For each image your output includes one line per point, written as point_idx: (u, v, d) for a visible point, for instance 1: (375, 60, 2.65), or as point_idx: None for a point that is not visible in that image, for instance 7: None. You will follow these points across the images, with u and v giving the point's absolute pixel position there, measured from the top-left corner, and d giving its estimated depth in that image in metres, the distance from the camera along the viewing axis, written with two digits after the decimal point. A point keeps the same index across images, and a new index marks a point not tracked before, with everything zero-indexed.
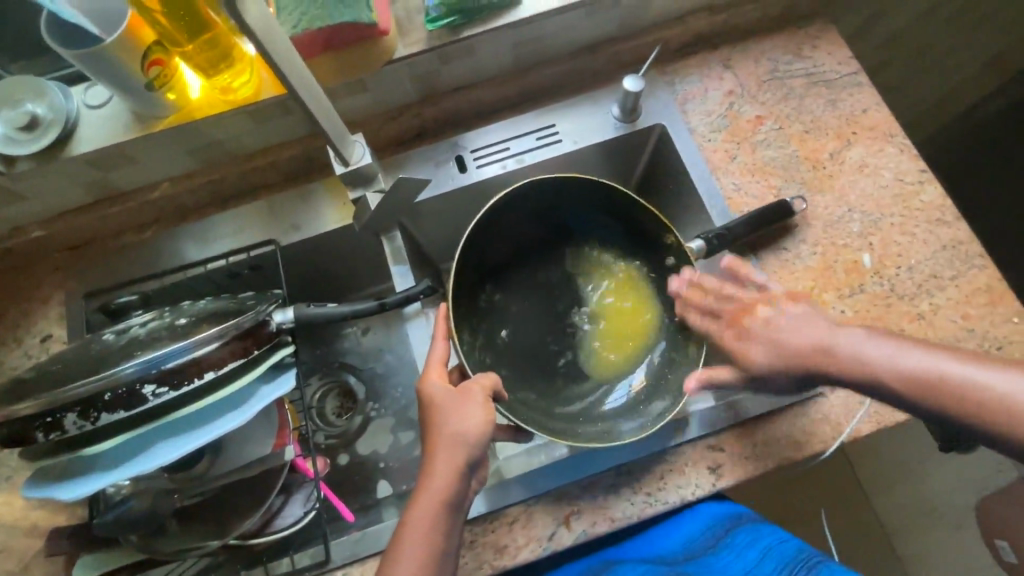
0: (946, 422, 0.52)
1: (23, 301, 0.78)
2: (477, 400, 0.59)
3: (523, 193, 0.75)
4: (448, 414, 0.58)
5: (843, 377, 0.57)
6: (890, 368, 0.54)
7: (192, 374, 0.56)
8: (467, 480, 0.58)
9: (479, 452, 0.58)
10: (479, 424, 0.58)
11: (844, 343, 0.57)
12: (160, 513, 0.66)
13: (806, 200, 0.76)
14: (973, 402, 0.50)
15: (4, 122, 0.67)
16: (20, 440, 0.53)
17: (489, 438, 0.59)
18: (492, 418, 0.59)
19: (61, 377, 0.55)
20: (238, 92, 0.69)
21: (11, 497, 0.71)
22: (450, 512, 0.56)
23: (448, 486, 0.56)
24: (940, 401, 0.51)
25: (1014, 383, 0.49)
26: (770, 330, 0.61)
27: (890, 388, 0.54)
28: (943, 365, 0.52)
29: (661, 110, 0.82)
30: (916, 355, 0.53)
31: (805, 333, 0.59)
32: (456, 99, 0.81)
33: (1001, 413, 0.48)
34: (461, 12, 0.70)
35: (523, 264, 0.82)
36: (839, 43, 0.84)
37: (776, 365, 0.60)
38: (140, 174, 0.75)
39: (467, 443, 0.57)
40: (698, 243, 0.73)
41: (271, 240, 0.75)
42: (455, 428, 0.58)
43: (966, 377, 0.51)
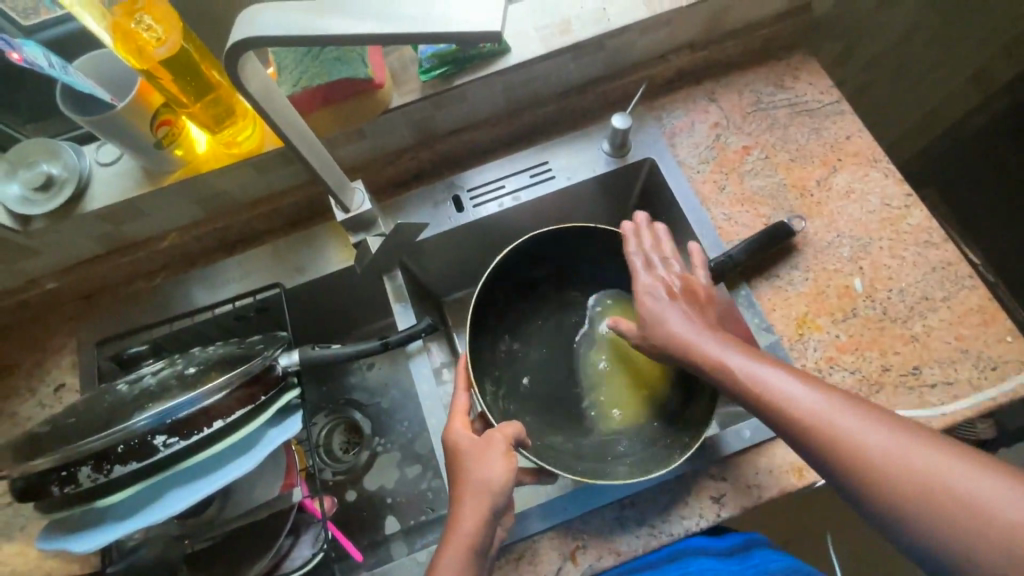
0: (784, 436, 0.53)
1: (37, 351, 0.80)
2: (500, 450, 0.61)
3: (527, 248, 0.79)
4: (472, 463, 0.60)
5: (705, 370, 0.59)
6: (747, 375, 0.55)
7: (201, 424, 0.57)
8: (492, 526, 0.59)
9: (503, 500, 0.59)
10: (503, 473, 0.59)
11: (715, 343, 0.59)
12: (171, 560, 0.68)
13: (803, 218, 0.79)
14: (812, 423, 0.50)
15: (20, 183, 0.70)
16: (38, 494, 0.55)
17: (512, 487, 0.60)
18: (515, 468, 0.60)
19: (76, 431, 0.57)
20: (241, 146, 0.72)
21: (24, 547, 0.72)
22: (476, 559, 0.57)
23: (474, 531, 0.57)
24: (785, 413, 0.52)
25: (837, 408, 0.50)
26: (660, 307, 0.64)
27: (732, 383, 0.56)
28: (802, 389, 0.52)
29: (649, 143, 0.85)
30: (769, 368, 0.55)
31: (685, 325, 0.62)
32: (452, 141, 0.84)
33: (834, 442, 0.49)
34: (453, 62, 0.74)
35: (538, 310, 0.85)
36: (820, 73, 0.87)
37: (655, 341, 0.63)
38: (151, 226, 0.78)
39: (492, 492, 0.58)
40: None
41: (276, 283, 0.78)
42: (478, 477, 0.59)
43: (809, 399, 0.51)
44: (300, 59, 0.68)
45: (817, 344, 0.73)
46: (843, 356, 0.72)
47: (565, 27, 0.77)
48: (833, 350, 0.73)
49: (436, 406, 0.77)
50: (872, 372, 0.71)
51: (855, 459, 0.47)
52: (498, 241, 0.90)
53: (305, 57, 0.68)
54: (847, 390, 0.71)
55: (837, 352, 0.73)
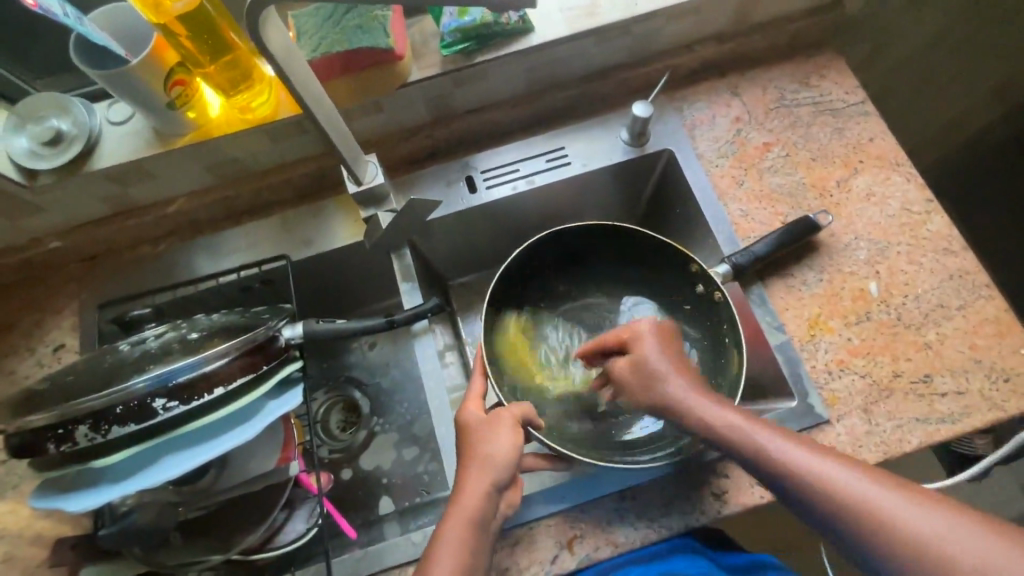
0: (790, 501, 0.52)
1: (37, 310, 0.79)
2: (508, 426, 0.61)
3: (547, 242, 0.79)
4: (482, 439, 0.60)
5: (706, 430, 0.57)
6: (752, 438, 0.54)
7: (202, 390, 0.57)
8: (495, 501, 0.59)
9: (507, 474, 0.59)
10: (509, 447, 0.60)
11: (709, 404, 0.58)
12: (163, 527, 0.65)
13: (830, 213, 0.76)
14: (820, 485, 0.49)
15: (28, 137, 0.69)
16: (32, 450, 0.54)
17: (518, 463, 0.60)
18: (521, 443, 0.60)
19: (75, 390, 0.56)
20: (255, 112, 0.71)
21: (17, 505, 0.71)
22: (479, 534, 0.56)
23: (477, 505, 0.57)
24: (787, 478, 0.51)
25: (841, 474, 0.49)
26: (658, 371, 0.61)
27: (729, 447, 0.55)
28: (803, 454, 0.51)
29: (668, 134, 0.84)
30: (765, 433, 0.54)
31: (678, 379, 0.60)
32: (469, 121, 0.83)
33: (844, 507, 0.48)
34: (475, 38, 0.72)
35: (555, 307, 0.85)
36: (846, 73, 0.86)
37: (655, 394, 0.60)
38: (159, 189, 0.77)
39: (497, 464, 0.58)
40: (724, 266, 0.74)
41: (282, 256, 0.77)
42: (483, 450, 0.59)
43: (816, 465, 0.50)
44: (321, 24, 0.66)
45: (829, 346, 0.72)
46: (854, 359, 0.71)
47: (592, 9, 0.76)
48: (844, 353, 0.72)
49: (439, 388, 0.76)
50: (883, 377, 0.70)
51: (867, 526, 0.46)
52: (509, 226, 0.88)
53: (326, 21, 0.66)
54: (856, 394, 0.70)
55: (848, 355, 0.72)
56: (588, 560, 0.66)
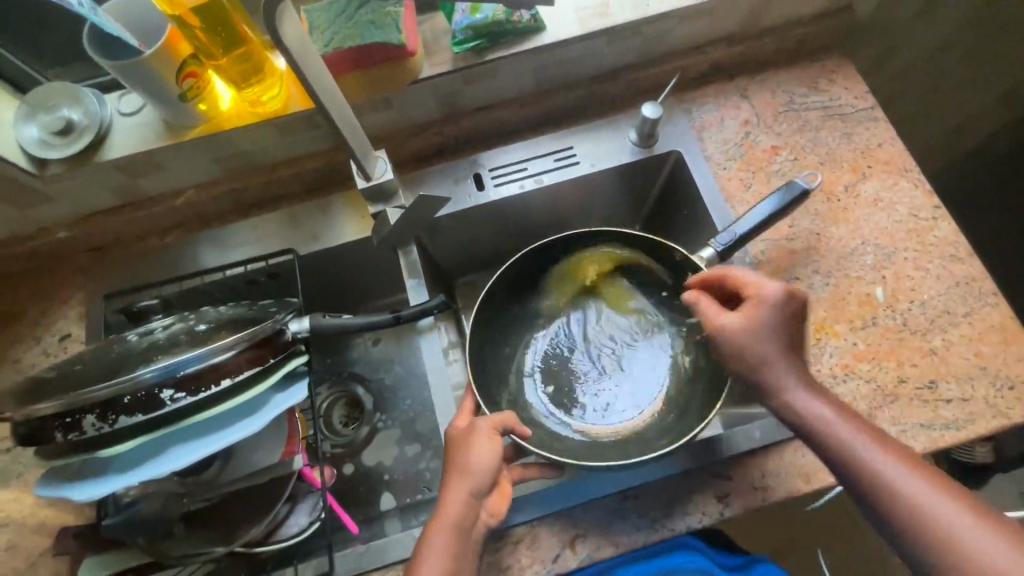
0: (856, 495, 0.54)
1: (44, 300, 0.79)
2: (486, 434, 0.61)
3: (540, 250, 0.78)
4: (460, 447, 0.61)
5: (788, 414, 0.58)
6: (832, 431, 0.55)
7: (210, 381, 0.57)
8: (478, 506, 0.59)
9: (486, 481, 0.59)
10: (486, 455, 0.60)
11: (804, 391, 0.57)
12: (168, 517, 0.65)
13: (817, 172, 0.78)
14: (891, 489, 0.51)
15: (39, 127, 0.69)
16: (38, 439, 0.54)
17: (498, 470, 0.61)
18: (499, 450, 0.60)
19: (83, 379, 0.56)
20: (266, 106, 0.71)
21: (21, 493, 0.71)
22: (463, 540, 0.57)
23: (457, 512, 0.58)
24: (860, 475, 0.53)
25: (915, 482, 0.51)
26: (770, 344, 0.59)
27: (810, 435, 0.56)
28: (883, 456, 0.53)
29: (677, 136, 0.84)
30: (849, 429, 0.55)
31: (783, 351, 0.59)
32: (478, 119, 0.83)
33: (905, 512, 0.50)
34: (487, 35, 0.73)
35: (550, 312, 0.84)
36: (855, 78, 0.86)
37: (765, 359, 0.58)
38: (167, 181, 0.77)
39: (475, 473, 0.59)
40: (708, 250, 0.73)
41: (289, 250, 0.77)
42: (461, 459, 0.60)
43: (888, 469, 0.52)
44: (333, 19, 0.66)
45: (834, 350, 0.72)
46: (859, 364, 0.71)
47: (604, 9, 0.76)
48: (850, 358, 0.72)
49: (444, 384, 0.76)
50: (888, 382, 0.70)
51: (922, 533, 0.49)
52: (515, 225, 0.88)
53: (338, 16, 0.66)
54: (860, 399, 0.70)
55: (853, 360, 0.72)
56: (590, 560, 0.66)
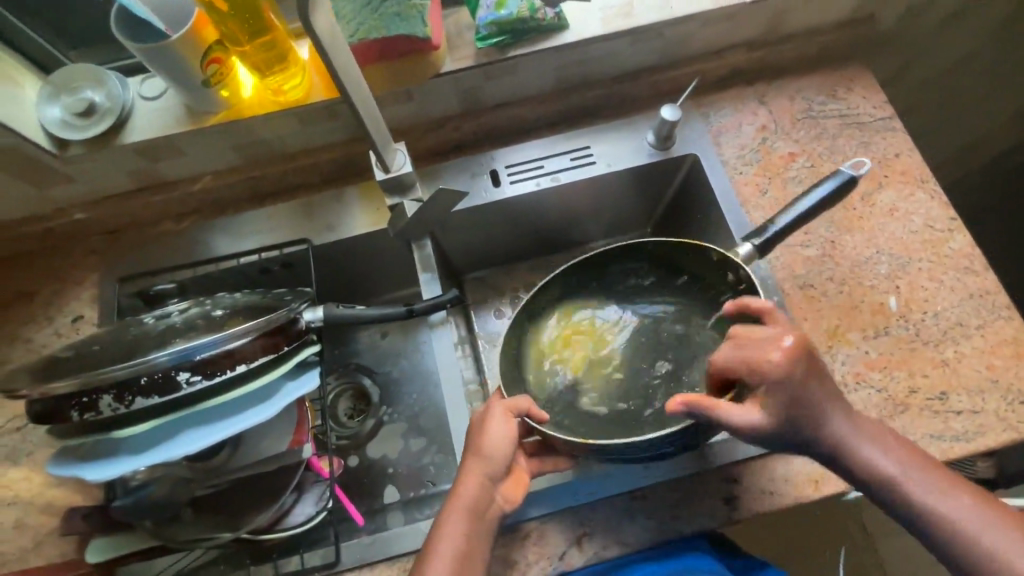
0: (903, 521, 0.56)
1: (57, 280, 0.79)
2: (502, 419, 0.62)
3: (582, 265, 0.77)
4: (476, 430, 0.62)
5: (855, 473, 0.56)
6: (899, 484, 0.55)
7: (225, 366, 0.57)
8: (493, 489, 0.60)
9: (501, 464, 0.60)
10: (501, 438, 0.61)
11: (848, 431, 0.56)
12: (177, 502, 0.66)
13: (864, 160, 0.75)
14: (939, 517, 0.53)
15: (61, 107, 0.69)
16: (54, 417, 0.54)
17: (514, 453, 0.62)
18: (515, 434, 0.61)
19: (99, 359, 0.56)
20: (287, 94, 0.71)
21: (29, 472, 0.71)
22: (476, 521, 0.58)
23: (472, 493, 0.59)
24: (911, 507, 0.54)
25: (957, 507, 0.53)
26: (805, 405, 0.54)
27: (856, 475, 0.56)
28: (928, 485, 0.54)
29: (694, 139, 0.84)
30: (892, 462, 0.55)
31: (818, 405, 0.55)
32: (496, 116, 0.83)
33: (977, 552, 0.52)
34: (511, 32, 0.73)
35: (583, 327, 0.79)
36: (874, 88, 0.86)
37: (795, 430, 0.54)
38: (185, 166, 0.77)
39: (490, 455, 0.60)
40: (745, 247, 0.69)
41: (303, 240, 0.78)
42: (477, 441, 0.61)
43: (935, 497, 0.54)
44: (359, 9, 0.66)
45: (846, 358, 0.72)
46: (871, 372, 0.71)
47: (627, 10, 0.76)
48: (861, 366, 0.72)
49: (454, 379, 0.76)
50: (899, 392, 0.70)
51: (983, 562, 0.52)
52: (529, 223, 0.88)
53: (364, 7, 0.66)
54: (871, 407, 0.70)
55: (864, 368, 0.71)
56: (596, 558, 0.66)
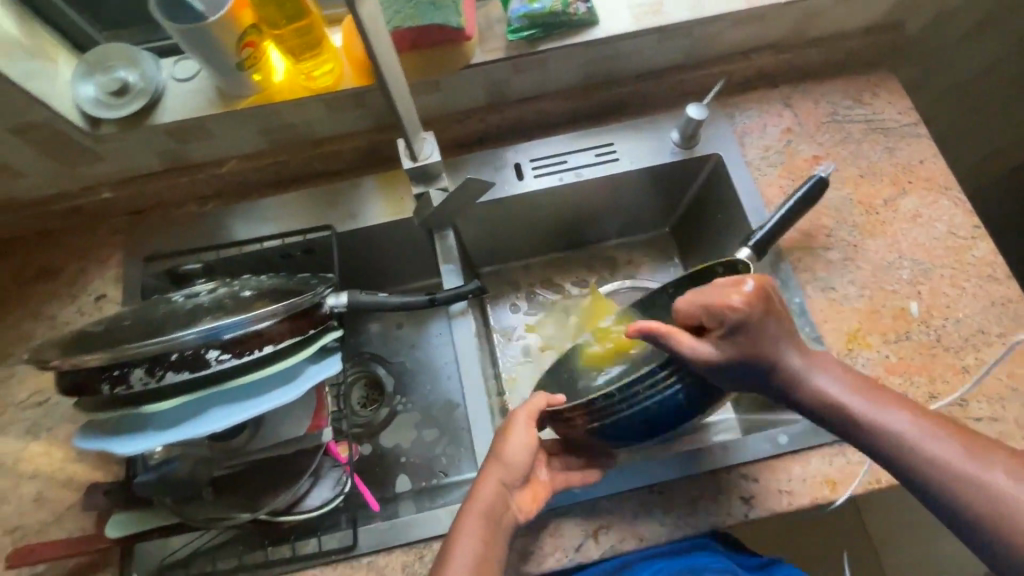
0: (868, 452, 0.55)
1: (82, 259, 0.80)
2: (525, 424, 0.62)
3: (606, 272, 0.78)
4: (499, 436, 0.62)
5: (802, 402, 0.57)
6: (842, 403, 0.55)
7: (253, 346, 0.58)
8: (508, 496, 0.61)
9: (520, 470, 0.61)
10: (521, 445, 0.61)
11: (799, 360, 0.57)
12: (198, 482, 0.67)
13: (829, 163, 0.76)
14: (898, 439, 0.53)
15: (96, 86, 0.70)
16: (85, 390, 0.55)
17: (533, 461, 0.62)
18: (535, 442, 0.62)
19: (131, 334, 0.57)
20: (318, 80, 0.71)
21: (50, 447, 0.72)
22: (493, 525, 0.59)
23: (490, 498, 0.59)
24: (868, 433, 0.54)
25: (914, 427, 0.53)
26: (756, 333, 0.56)
27: (811, 405, 0.57)
28: (884, 409, 0.54)
29: (719, 139, 0.84)
30: (843, 388, 0.56)
31: (772, 334, 0.56)
32: (522, 109, 0.83)
33: (927, 465, 0.51)
34: (543, 25, 0.73)
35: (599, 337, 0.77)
36: (900, 94, 0.86)
37: (747, 359, 0.56)
38: (213, 149, 0.78)
39: (509, 461, 0.61)
40: (744, 252, 0.72)
41: (327, 227, 0.78)
42: (498, 447, 0.62)
43: (892, 419, 0.54)
44: None
45: (866, 361, 0.72)
46: (891, 376, 0.71)
47: (658, 7, 0.76)
48: (881, 370, 0.72)
49: (473, 369, 0.76)
50: (919, 397, 0.70)
51: (950, 481, 0.50)
52: (549, 218, 0.89)
53: None
54: None
55: (884, 372, 0.71)
56: (612, 550, 0.66)
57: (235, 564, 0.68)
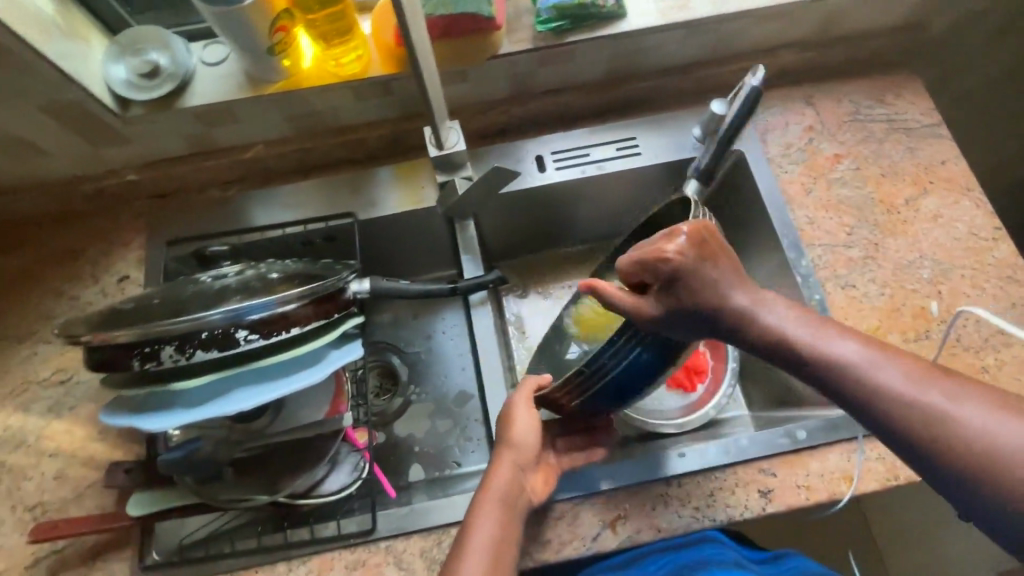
0: (823, 392, 0.51)
1: (106, 241, 0.80)
2: (524, 406, 0.66)
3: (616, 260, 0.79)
4: (503, 423, 0.65)
5: (752, 341, 0.53)
6: (791, 340, 0.51)
7: (281, 327, 0.58)
8: (521, 478, 0.62)
9: (528, 450, 0.63)
10: (525, 425, 0.64)
11: (746, 299, 0.53)
12: (219, 460, 0.67)
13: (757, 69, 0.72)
14: (851, 372, 0.49)
15: (127, 67, 0.71)
16: (114, 366, 0.55)
17: (539, 441, 0.65)
18: (538, 421, 0.65)
19: (160, 311, 0.57)
20: (346, 68, 0.72)
21: (72, 426, 0.72)
22: (511, 507, 0.60)
23: (505, 479, 0.61)
24: (820, 369, 0.50)
25: (865, 358, 0.49)
26: (694, 276, 0.53)
27: (761, 346, 0.53)
28: (838, 343, 0.50)
29: (741, 136, 0.84)
30: (795, 325, 0.52)
31: (713, 278, 0.53)
32: (545, 101, 0.84)
33: (881, 399, 0.47)
34: (571, 17, 0.74)
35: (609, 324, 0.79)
36: (923, 95, 0.86)
37: (689, 307, 0.53)
38: (239, 134, 0.78)
39: (519, 444, 0.63)
40: (691, 185, 0.76)
41: (349, 214, 0.79)
42: (504, 432, 0.64)
43: (844, 352, 0.49)
44: None
45: None
46: None
47: (684, 2, 0.77)
48: None
49: (491, 358, 0.76)
50: None
51: (904, 413, 0.46)
52: (567, 211, 0.89)
53: None
54: None
55: None
56: (629, 541, 0.66)
57: (254, 544, 0.68)
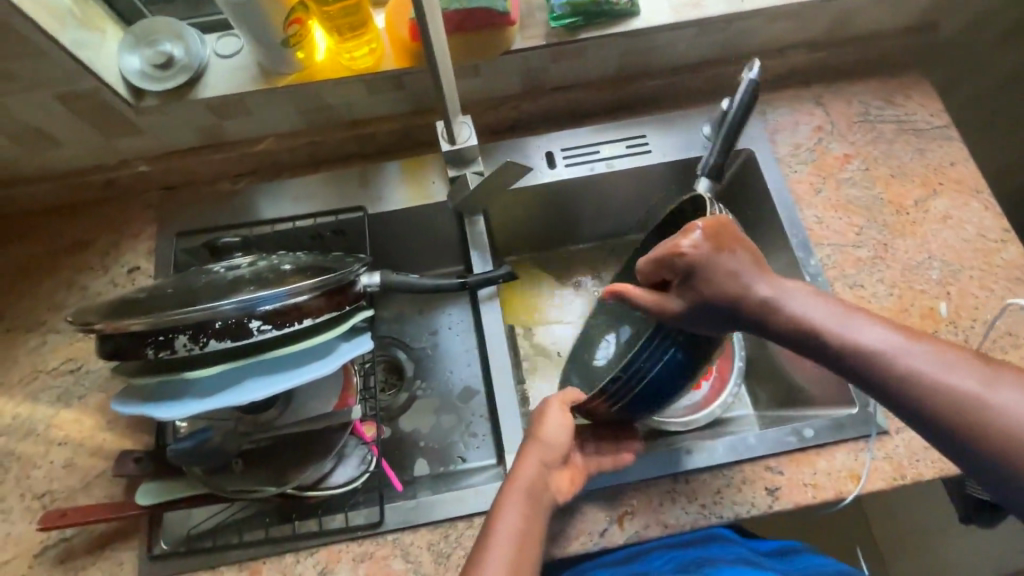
0: (854, 381, 0.50)
1: (116, 231, 0.80)
2: (558, 408, 0.65)
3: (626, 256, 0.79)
4: (536, 421, 0.65)
5: (778, 330, 0.53)
6: (817, 328, 0.51)
7: (294, 318, 0.58)
8: (548, 476, 0.62)
9: (559, 452, 0.63)
10: (558, 427, 0.64)
11: (769, 290, 0.54)
12: (229, 452, 0.67)
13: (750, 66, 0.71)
14: (879, 359, 0.48)
15: (141, 58, 0.71)
16: (128, 354, 0.55)
17: (570, 445, 0.64)
18: (572, 426, 0.64)
19: (173, 300, 0.58)
20: (359, 61, 0.72)
21: (80, 415, 0.72)
22: (536, 505, 0.60)
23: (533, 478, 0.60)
24: (848, 356, 0.49)
25: (894, 343, 0.48)
26: (713, 270, 0.54)
27: (787, 337, 0.53)
28: (866, 330, 0.49)
29: (751, 136, 0.84)
30: (821, 313, 0.52)
31: (732, 270, 0.54)
32: (556, 98, 0.84)
33: (911, 385, 0.46)
34: (584, 14, 0.74)
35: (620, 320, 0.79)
36: (932, 97, 0.86)
37: (710, 300, 0.54)
38: (251, 126, 0.79)
39: (551, 443, 0.63)
40: (703, 183, 0.73)
41: (359, 208, 0.79)
42: (537, 431, 0.64)
43: (871, 338, 0.49)
44: None
45: None
46: None
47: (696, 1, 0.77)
48: None
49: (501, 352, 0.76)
50: None
51: (935, 399, 0.45)
52: (576, 209, 0.89)
53: None
54: None
55: None
56: (636, 537, 0.66)
57: (260, 536, 0.69)
